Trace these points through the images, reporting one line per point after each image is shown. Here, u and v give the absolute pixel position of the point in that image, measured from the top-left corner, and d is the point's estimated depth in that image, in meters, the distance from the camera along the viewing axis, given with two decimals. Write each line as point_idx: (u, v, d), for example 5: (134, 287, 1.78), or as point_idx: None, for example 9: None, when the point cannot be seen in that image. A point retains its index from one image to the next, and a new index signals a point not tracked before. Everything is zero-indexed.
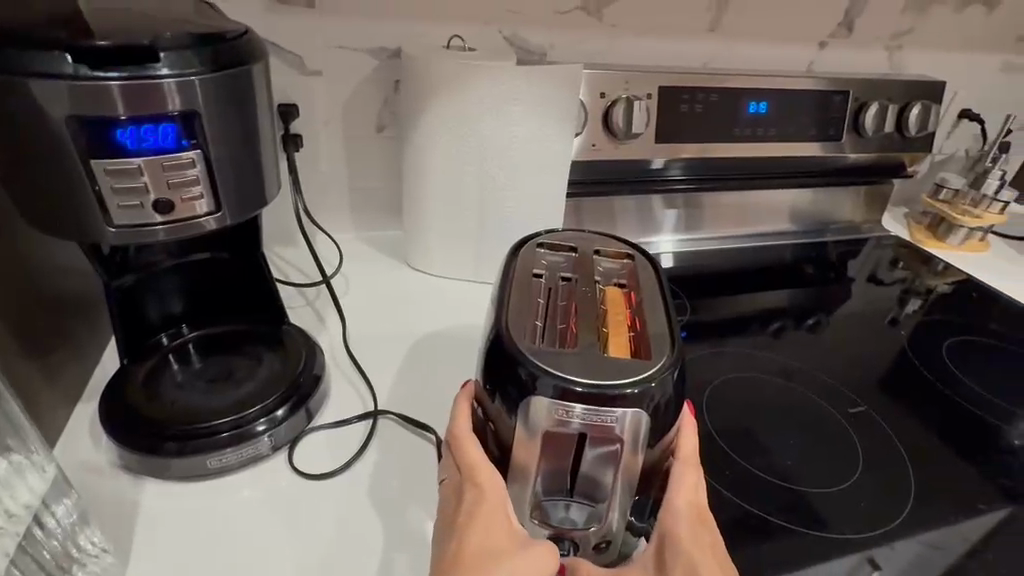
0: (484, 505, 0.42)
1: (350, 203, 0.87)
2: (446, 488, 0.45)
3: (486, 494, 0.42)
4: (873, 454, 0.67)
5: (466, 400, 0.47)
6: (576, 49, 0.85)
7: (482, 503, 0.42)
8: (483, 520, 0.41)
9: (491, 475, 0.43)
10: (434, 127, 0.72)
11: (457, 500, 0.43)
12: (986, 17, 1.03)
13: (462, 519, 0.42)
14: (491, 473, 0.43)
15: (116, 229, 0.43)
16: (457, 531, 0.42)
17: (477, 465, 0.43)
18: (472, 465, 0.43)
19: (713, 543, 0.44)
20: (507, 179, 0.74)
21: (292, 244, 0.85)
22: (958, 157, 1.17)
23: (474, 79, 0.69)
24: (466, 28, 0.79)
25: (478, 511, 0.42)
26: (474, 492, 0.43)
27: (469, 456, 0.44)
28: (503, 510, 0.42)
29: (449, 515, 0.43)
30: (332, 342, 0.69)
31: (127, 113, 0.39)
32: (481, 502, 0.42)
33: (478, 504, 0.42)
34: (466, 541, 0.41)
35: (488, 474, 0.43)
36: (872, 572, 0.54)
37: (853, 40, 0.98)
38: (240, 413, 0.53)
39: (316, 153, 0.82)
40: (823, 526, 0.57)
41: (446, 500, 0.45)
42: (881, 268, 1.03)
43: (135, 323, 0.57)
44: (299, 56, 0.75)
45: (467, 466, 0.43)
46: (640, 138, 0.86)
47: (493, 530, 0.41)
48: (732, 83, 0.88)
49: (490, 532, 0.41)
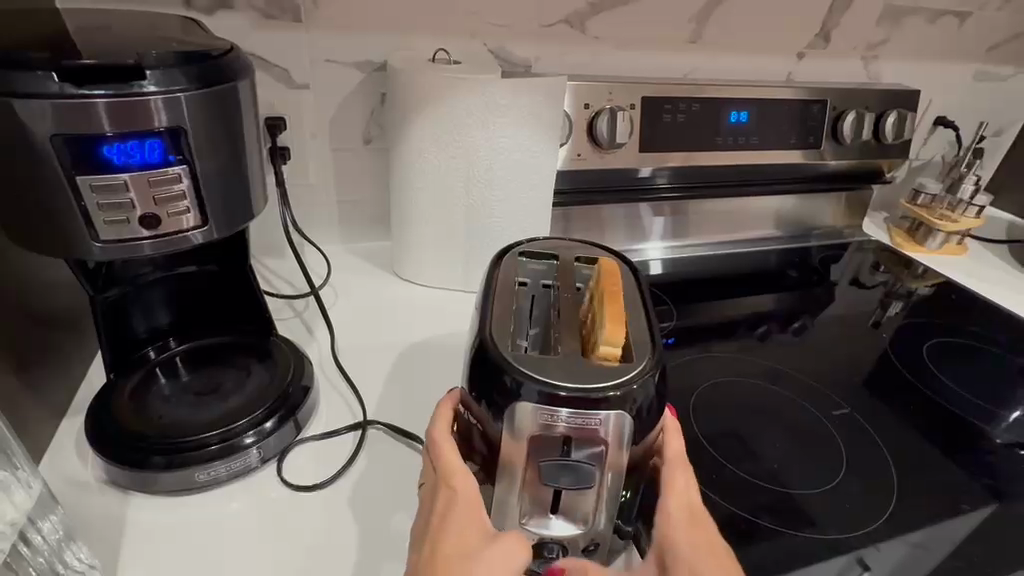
0: (456, 505, 0.43)
1: (338, 215, 0.87)
2: (424, 491, 0.46)
3: (461, 493, 0.43)
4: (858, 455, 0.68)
5: (449, 405, 0.47)
6: (559, 61, 0.86)
7: (457, 501, 0.43)
8: (459, 518, 0.42)
9: (467, 474, 0.44)
10: (421, 139, 0.73)
11: (433, 501, 0.44)
12: (959, 28, 1.06)
13: (438, 519, 0.43)
14: (466, 474, 0.44)
15: (102, 244, 0.43)
16: (434, 532, 0.42)
17: (452, 465, 0.44)
18: (448, 466, 0.44)
19: (713, 540, 0.45)
20: (494, 189, 0.75)
21: (280, 256, 0.86)
22: (934, 163, 1.20)
23: (460, 92, 0.70)
24: (452, 41, 0.80)
25: (451, 512, 0.43)
26: (450, 492, 0.43)
27: (444, 457, 0.45)
28: (476, 510, 0.43)
29: (426, 517, 0.44)
30: (320, 353, 0.69)
31: (113, 130, 0.40)
32: (456, 502, 0.43)
33: (453, 504, 0.43)
34: (442, 541, 0.42)
35: (463, 475, 0.44)
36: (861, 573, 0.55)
37: (830, 51, 1.01)
38: (228, 425, 0.53)
39: (304, 166, 0.82)
40: (810, 528, 0.58)
41: (424, 505, 0.45)
42: (863, 272, 1.05)
43: (122, 337, 0.57)
44: (286, 70, 0.75)
45: (443, 467, 0.44)
46: (625, 147, 0.87)
47: (469, 527, 0.42)
48: (713, 94, 0.90)
49: (467, 530, 0.42)
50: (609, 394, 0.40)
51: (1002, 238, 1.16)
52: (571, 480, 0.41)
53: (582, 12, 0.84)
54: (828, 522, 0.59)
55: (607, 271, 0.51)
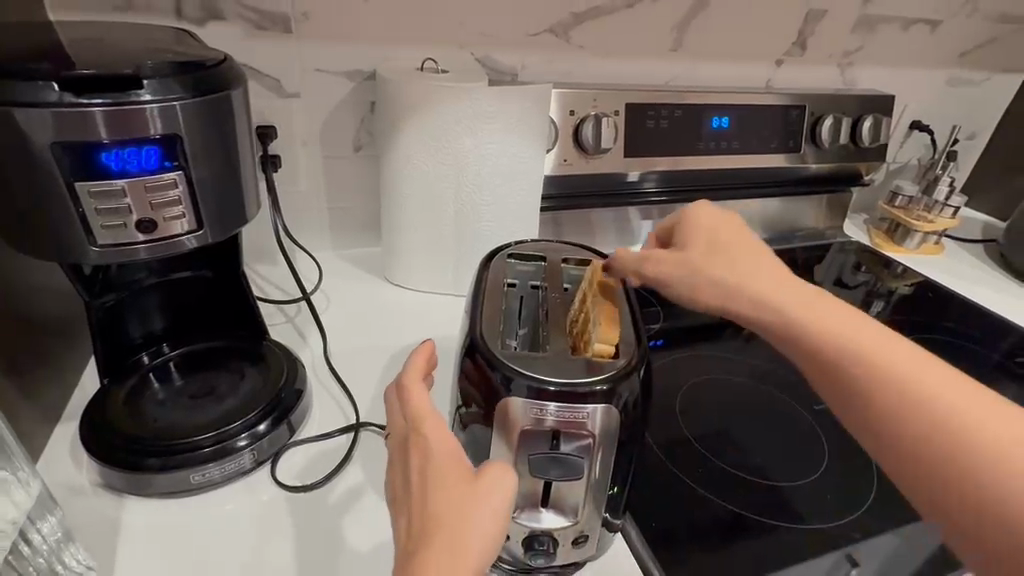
0: (432, 452, 0.39)
1: (329, 222, 0.88)
2: (394, 449, 0.42)
3: (435, 441, 0.39)
4: (842, 449, 0.70)
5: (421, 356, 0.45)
6: (545, 70, 0.89)
7: (433, 449, 0.39)
8: (438, 465, 0.38)
9: (441, 420, 0.41)
10: (411, 145, 0.74)
11: (406, 458, 0.40)
12: (930, 35, 1.10)
13: (419, 474, 0.38)
14: (439, 421, 0.41)
15: (99, 249, 0.44)
16: (416, 488, 0.38)
17: (424, 412, 0.41)
18: (419, 414, 0.41)
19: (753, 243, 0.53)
20: (482, 193, 0.77)
21: (271, 262, 0.86)
22: (911, 166, 1.23)
23: (448, 99, 0.71)
24: (439, 51, 0.82)
25: (428, 460, 0.39)
26: (423, 441, 0.40)
27: (414, 406, 0.41)
28: (453, 452, 0.39)
29: (402, 477, 0.40)
30: (313, 357, 0.70)
31: (111, 137, 0.41)
32: (432, 448, 0.39)
33: (429, 452, 0.39)
34: (428, 490, 0.37)
35: (436, 422, 0.41)
36: (851, 568, 0.56)
37: (807, 58, 1.04)
38: (222, 428, 0.54)
39: (295, 174, 0.83)
40: (797, 519, 0.60)
41: (395, 463, 0.41)
42: (845, 273, 1.08)
43: (116, 342, 0.58)
44: (276, 80, 0.77)
45: (414, 416, 0.41)
46: (610, 152, 0.90)
47: (449, 471, 0.38)
48: (695, 100, 0.92)
49: (450, 475, 0.38)
50: (597, 388, 0.42)
51: (978, 237, 1.20)
52: (560, 472, 0.42)
53: (566, 22, 0.87)
54: (815, 513, 0.61)
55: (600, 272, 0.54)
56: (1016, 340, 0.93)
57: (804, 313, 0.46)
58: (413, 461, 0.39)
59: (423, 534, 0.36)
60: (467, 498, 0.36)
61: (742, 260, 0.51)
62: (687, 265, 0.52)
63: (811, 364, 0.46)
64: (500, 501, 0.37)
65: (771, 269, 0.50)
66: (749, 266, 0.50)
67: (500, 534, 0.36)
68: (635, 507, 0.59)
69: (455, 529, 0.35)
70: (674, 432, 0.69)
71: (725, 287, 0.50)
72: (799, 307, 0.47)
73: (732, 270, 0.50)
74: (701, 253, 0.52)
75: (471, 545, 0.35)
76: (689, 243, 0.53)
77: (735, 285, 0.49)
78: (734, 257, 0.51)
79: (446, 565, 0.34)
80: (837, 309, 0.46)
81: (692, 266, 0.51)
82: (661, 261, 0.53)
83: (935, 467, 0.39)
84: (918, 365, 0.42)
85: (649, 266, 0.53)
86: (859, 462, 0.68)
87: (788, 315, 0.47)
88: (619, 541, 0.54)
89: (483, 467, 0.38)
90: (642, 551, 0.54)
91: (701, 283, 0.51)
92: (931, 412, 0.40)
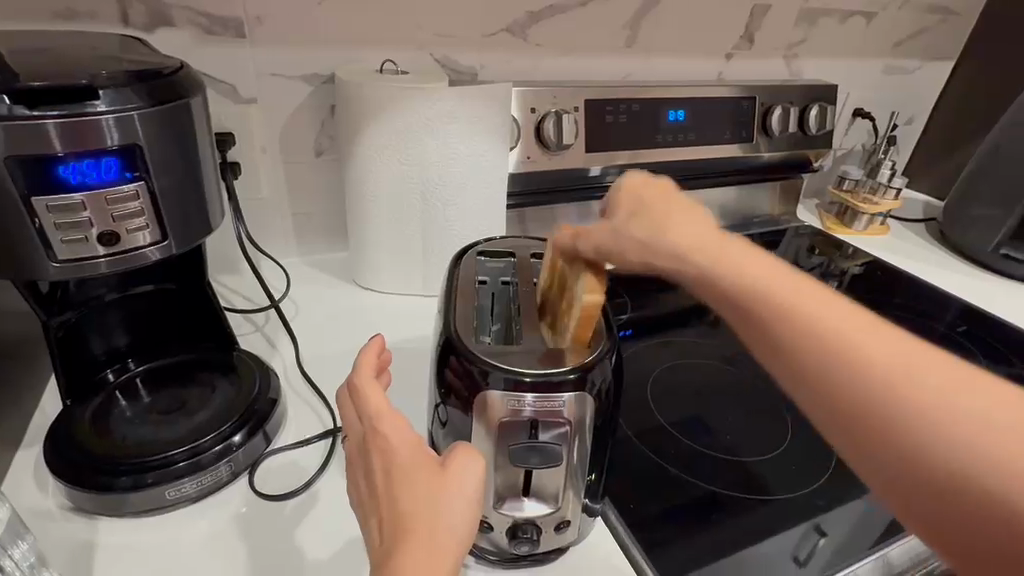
0: (395, 450, 0.39)
1: (295, 227, 0.87)
2: (354, 451, 0.42)
3: (396, 437, 0.40)
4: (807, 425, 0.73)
5: (374, 350, 0.45)
6: (504, 68, 0.90)
7: (394, 447, 0.39)
8: (404, 463, 0.38)
9: (399, 417, 0.41)
10: (374, 147, 0.74)
11: (368, 458, 0.40)
12: (866, 27, 1.16)
13: (383, 474, 0.39)
14: (397, 418, 0.41)
15: (59, 264, 0.43)
16: (383, 489, 0.38)
17: (382, 411, 0.41)
18: (377, 412, 0.41)
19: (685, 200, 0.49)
20: (448, 194, 0.77)
21: (237, 271, 0.85)
22: (856, 151, 1.30)
23: (409, 101, 0.71)
24: (398, 52, 0.82)
25: (390, 459, 0.39)
26: (384, 441, 0.40)
27: (372, 406, 0.41)
28: (416, 448, 0.39)
29: (367, 479, 0.40)
30: (284, 365, 0.69)
31: (67, 150, 0.40)
32: (393, 448, 0.39)
33: (392, 451, 0.39)
34: (396, 488, 0.38)
35: (393, 420, 0.41)
36: (819, 538, 0.59)
37: (754, 51, 1.08)
38: (196, 441, 0.53)
39: (256, 180, 0.82)
40: (766, 493, 0.63)
41: (357, 466, 0.41)
42: (800, 256, 1.13)
43: (78, 361, 0.56)
44: (232, 85, 0.75)
45: (371, 416, 0.41)
46: (572, 148, 0.91)
47: (417, 467, 0.38)
48: (652, 95, 0.95)
49: (418, 471, 0.38)
50: (571, 374, 0.43)
51: (919, 217, 1.27)
52: (540, 460, 0.43)
53: (523, 21, 0.88)
54: (783, 486, 0.64)
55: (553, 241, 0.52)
56: (957, 311, 0.99)
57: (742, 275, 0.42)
58: (375, 461, 0.39)
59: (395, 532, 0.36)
60: (437, 491, 0.37)
61: (671, 224, 0.46)
62: (611, 229, 0.47)
63: (747, 327, 0.42)
64: (471, 490, 0.38)
65: (704, 232, 0.45)
66: (680, 229, 0.46)
67: (474, 521, 0.37)
68: (612, 493, 0.60)
69: (429, 523, 0.36)
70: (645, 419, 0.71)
71: (652, 254, 0.46)
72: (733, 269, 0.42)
73: (660, 232, 0.46)
74: (628, 217, 0.47)
75: (448, 535, 0.36)
76: (618, 208, 0.48)
77: (663, 251, 0.45)
78: (664, 222, 0.46)
79: (424, 558, 0.35)
80: (776, 270, 0.42)
81: (618, 234, 0.47)
82: (588, 235, 0.48)
83: (882, 432, 0.36)
84: (863, 331, 0.38)
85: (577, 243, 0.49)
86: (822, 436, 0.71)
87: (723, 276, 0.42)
88: (598, 524, 0.56)
89: (449, 456, 0.39)
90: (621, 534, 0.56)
91: (626, 248, 0.46)
92: (873, 376, 0.37)
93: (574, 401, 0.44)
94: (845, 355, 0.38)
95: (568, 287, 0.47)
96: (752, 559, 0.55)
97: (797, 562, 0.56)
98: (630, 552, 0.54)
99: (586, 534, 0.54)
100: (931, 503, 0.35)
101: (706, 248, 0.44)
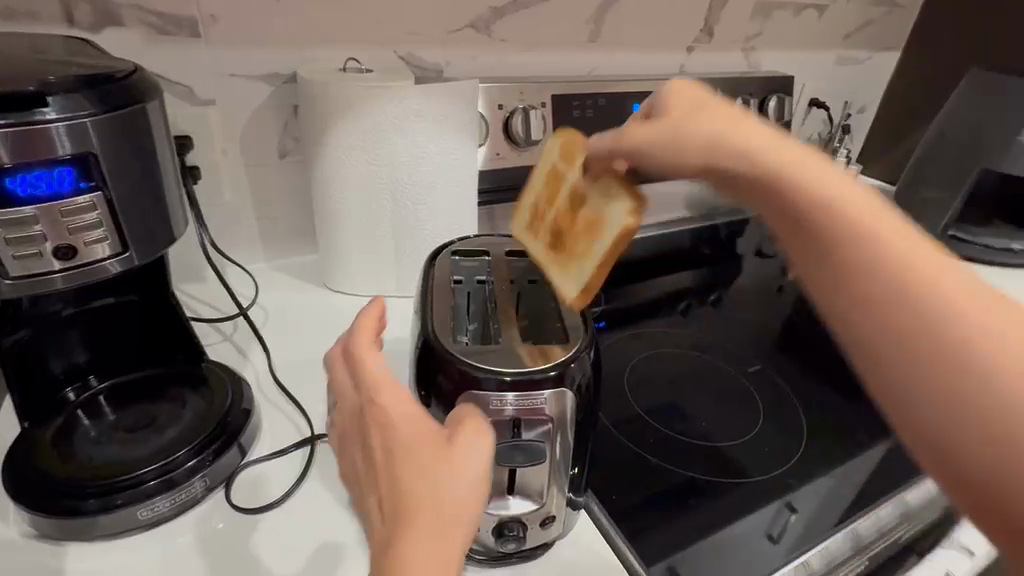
0: (398, 424, 0.38)
1: (261, 231, 0.85)
2: (352, 424, 0.41)
3: (397, 410, 0.39)
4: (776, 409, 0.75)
5: (375, 315, 0.44)
6: (469, 65, 0.89)
7: (395, 422, 0.38)
8: (404, 438, 0.38)
9: (398, 389, 0.40)
10: (341, 148, 0.73)
11: (365, 432, 0.39)
12: (819, 19, 1.19)
13: (384, 449, 0.38)
14: (396, 389, 0.40)
15: (11, 281, 0.41)
16: (385, 468, 0.38)
17: (381, 382, 0.40)
18: (377, 383, 0.40)
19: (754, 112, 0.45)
20: (419, 193, 0.76)
21: (201, 279, 0.82)
22: (813, 140, 1.34)
23: (376, 100, 0.70)
24: (361, 50, 0.81)
25: (392, 433, 0.38)
26: (385, 416, 0.39)
27: (369, 378, 0.41)
28: (419, 421, 0.39)
29: (365, 454, 0.39)
30: (256, 374, 0.68)
31: (15, 161, 0.37)
32: (394, 423, 0.38)
33: (391, 427, 0.38)
34: (398, 467, 0.37)
35: (392, 392, 0.40)
36: (791, 515, 0.61)
37: (714, 44, 1.10)
38: (167, 457, 0.51)
39: (218, 184, 0.79)
40: (742, 476, 0.64)
41: (354, 443, 0.41)
42: (765, 243, 1.16)
43: (34, 381, 0.53)
44: (188, 87, 0.73)
45: (369, 388, 0.40)
46: (540, 144, 0.92)
47: (420, 441, 0.38)
48: (617, 89, 0.96)
49: (420, 447, 0.37)
50: (552, 373, 0.44)
51: None
52: (524, 457, 0.44)
53: (486, 17, 0.87)
54: (757, 468, 0.66)
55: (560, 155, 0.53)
56: None
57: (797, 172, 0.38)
58: (375, 439, 0.38)
59: (401, 511, 0.36)
60: (444, 467, 0.37)
61: (721, 125, 0.42)
62: (664, 128, 0.44)
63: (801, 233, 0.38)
64: (480, 462, 0.37)
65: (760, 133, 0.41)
66: (734, 126, 0.42)
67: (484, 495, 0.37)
68: (594, 485, 0.61)
69: (436, 501, 0.36)
70: (623, 410, 0.72)
71: (694, 151, 0.42)
72: (787, 166, 0.39)
73: (725, 131, 0.42)
74: (688, 119, 0.43)
75: (459, 511, 0.36)
76: (676, 113, 0.44)
77: (710, 148, 0.42)
78: (715, 121, 0.42)
79: (432, 538, 0.35)
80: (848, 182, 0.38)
81: (661, 131, 0.44)
82: (629, 134, 0.45)
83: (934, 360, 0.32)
84: (928, 254, 0.34)
85: (610, 143, 0.47)
86: (791, 419, 0.74)
87: (772, 172, 0.39)
88: (581, 517, 0.56)
89: (456, 430, 0.38)
90: (603, 524, 0.56)
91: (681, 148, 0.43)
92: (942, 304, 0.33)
93: (556, 397, 0.44)
94: (910, 271, 0.34)
95: (589, 206, 0.48)
96: (730, 540, 0.57)
97: (771, 539, 0.58)
98: (611, 540, 0.55)
99: (570, 526, 0.54)
100: (948, 450, 0.31)
101: (771, 149, 0.40)
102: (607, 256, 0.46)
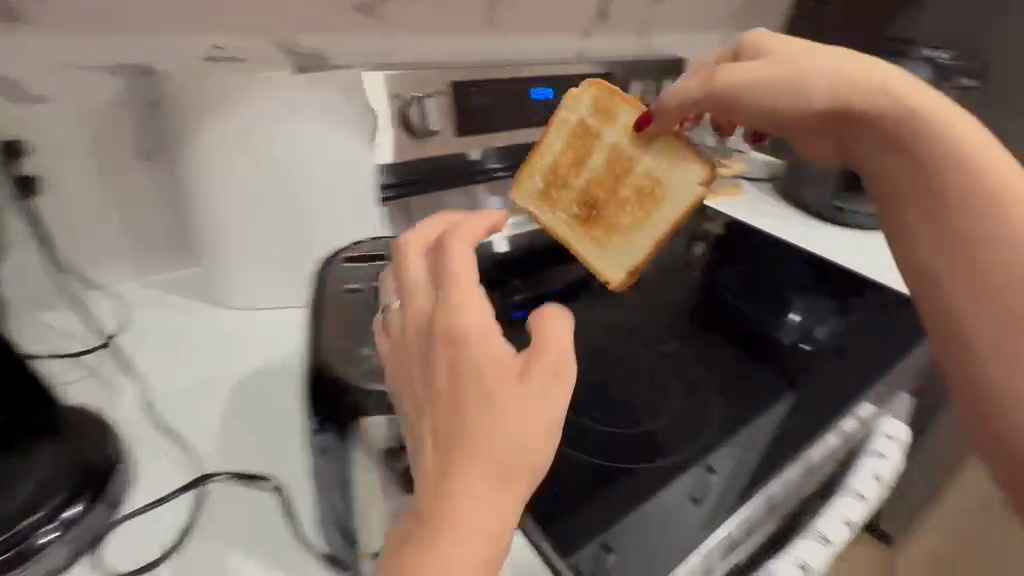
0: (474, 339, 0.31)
1: (128, 245, 0.75)
2: (416, 335, 0.34)
3: (473, 323, 0.32)
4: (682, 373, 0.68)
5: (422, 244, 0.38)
6: (356, 50, 0.82)
7: (473, 336, 0.31)
8: (482, 356, 0.31)
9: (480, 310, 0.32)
10: (211, 149, 0.65)
11: (431, 346, 0.32)
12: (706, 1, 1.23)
13: (452, 367, 0.31)
14: (477, 298, 0.33)
15: None
16: (445, 404, 0.31)
17: (465, 285, 0.33)
18: (457, 288, 0.33)
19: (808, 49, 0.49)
20: (309, 197, 0.70)
21: (58, 307, 0.71)
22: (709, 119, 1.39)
23: (246, 95, 0.63)
24: (226, 35, 0.72)
25: (468, 348, 0.31)
26: (459, 329, 0.32)
27: (452, 287, 0.33)
28: (497, 342, 0.31)
29: (425, 375, 0.32)
30: (130, 411, 0.59)
31: None
32: (471, 348, 0.31)
33: (463, 342, 0.31)
34: (470, 398, 0.30)
35: (473, 299, 0.33)
36: (711, 477, 0.55)
37: (609, 26, 1.10)
38: (14, 526, 0.44)
39: (64, 196, 0.68)
40: (662, 458, 0.56)
41: (409, 359, 0.34)
42: None
43: None
44: (9, 83, 0.61)
45: (447, 292, 0.33)
46: (440, 134, 0.87)
47: (499, 363, 0.31)
48: (516, 73, 0.93)
49: (497, 372, 0.30)
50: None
51: None
52: None
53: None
54: (679, 447, 0.57)
55: (683, 104, 0.52)
56: None
57: (903, 91, 0.45)
58: (448, 363, 0.31)
59: (458, 451, 0.29)
60: (530, 408, 0.30)
61: (853, 60, 0.47)
62: (756, 84, 0.49)
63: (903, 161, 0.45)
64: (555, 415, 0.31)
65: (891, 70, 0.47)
66: (839, 72, 0.47)
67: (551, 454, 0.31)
68: None
69: (506, 450, 0.29)
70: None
71: (824, 91, 0.47)
72: (889, 101, 0.45)
73: (801, 73, 0.48)
74: (776, 65, 0.49)
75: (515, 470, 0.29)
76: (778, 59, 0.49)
77: (835, 91, 0.47)
78: (802, 43, 0.49)
79: (490, 494, 0.28)
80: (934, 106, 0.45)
81: (826, 76, 0.47)
82: (764, 75, 0.49)
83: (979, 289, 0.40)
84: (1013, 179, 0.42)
85: (733, 86, 0.50)
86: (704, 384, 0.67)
87: (913, 113, 0.45)
88: (378, 417, 0.40)
89: (539, 350, 0.32)
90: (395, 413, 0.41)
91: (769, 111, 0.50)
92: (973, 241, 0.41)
93: None
94: (996, 199, 0.41)
95: (664, 191, 0.56)
96: (656, 514, 0.51)
97: (694, 503, 0.52)
98: (388, 420, 0.41)
99: (376, 446, 0.41)
100: (976, 346, 0.40)
101: (847, 92, 0.47)
102: (676, 222, 0.56)
